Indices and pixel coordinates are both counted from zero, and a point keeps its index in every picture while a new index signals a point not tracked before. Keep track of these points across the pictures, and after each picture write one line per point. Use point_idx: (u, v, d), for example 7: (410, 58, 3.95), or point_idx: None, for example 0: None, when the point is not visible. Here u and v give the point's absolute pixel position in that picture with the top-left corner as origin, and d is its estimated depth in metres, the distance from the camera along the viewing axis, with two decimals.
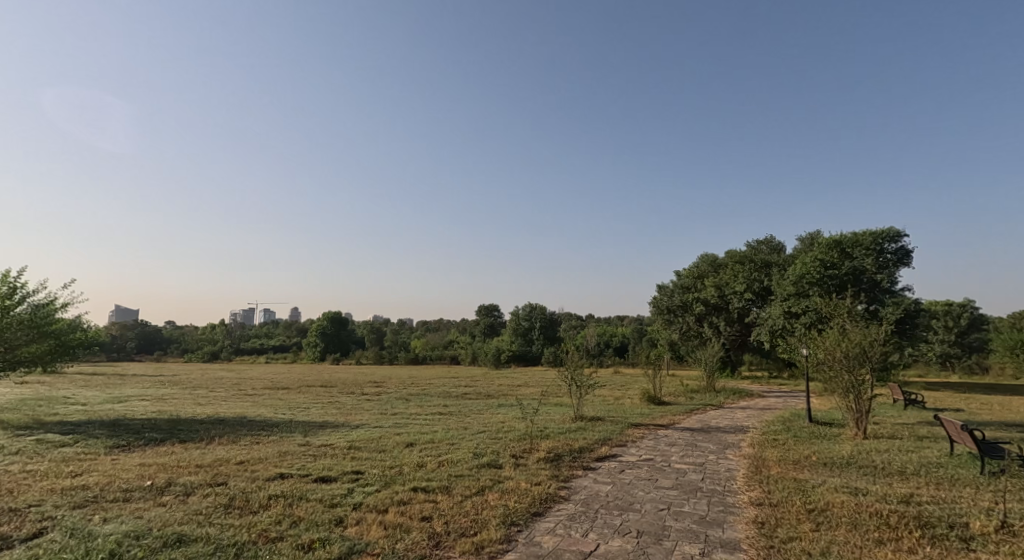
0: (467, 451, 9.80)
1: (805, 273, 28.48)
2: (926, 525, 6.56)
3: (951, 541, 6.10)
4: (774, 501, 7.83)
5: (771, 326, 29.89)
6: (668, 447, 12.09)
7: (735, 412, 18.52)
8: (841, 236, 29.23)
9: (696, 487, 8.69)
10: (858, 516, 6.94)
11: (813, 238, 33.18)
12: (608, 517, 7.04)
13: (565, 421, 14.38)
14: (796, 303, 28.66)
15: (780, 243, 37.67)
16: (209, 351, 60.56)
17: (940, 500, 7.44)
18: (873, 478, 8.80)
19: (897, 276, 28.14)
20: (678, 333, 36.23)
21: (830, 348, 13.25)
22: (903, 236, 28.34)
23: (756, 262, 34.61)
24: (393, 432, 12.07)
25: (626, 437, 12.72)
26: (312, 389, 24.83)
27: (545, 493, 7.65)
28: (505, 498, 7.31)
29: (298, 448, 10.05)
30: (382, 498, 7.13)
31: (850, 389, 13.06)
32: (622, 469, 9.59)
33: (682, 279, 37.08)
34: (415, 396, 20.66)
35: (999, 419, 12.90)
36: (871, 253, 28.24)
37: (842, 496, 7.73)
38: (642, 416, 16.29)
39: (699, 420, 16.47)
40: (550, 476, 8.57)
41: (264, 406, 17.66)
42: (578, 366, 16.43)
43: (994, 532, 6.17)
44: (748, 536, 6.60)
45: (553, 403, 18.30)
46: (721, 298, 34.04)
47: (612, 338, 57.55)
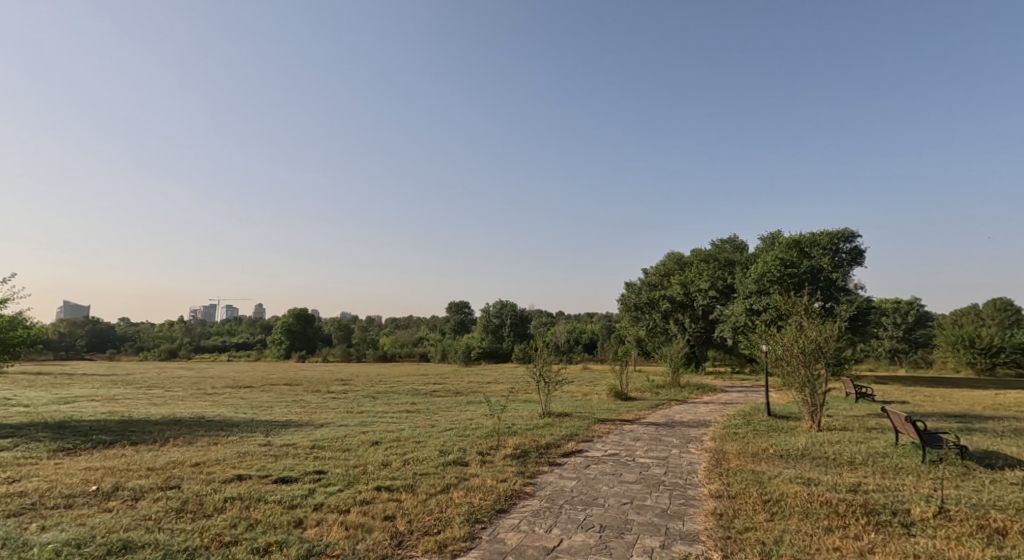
0: (433, 449, 9.74)
1: (766, 272, 29.35)
2: (871, 512, 6.85)
3: (894, 527, 6.38)
4: (733, 493, 8.03)
5: (734, 322, 30.69)
6: (632, 442, 12.29)
7: (698, 406, 18.94)
8: (800, 236, 30.22)
9: (659, 481, 8.86)
10: (810, 505, 7.20)
11: (774, 237, 34.17)
12: (572, 512, 7.11)
13: (533, 417, 14.47)
14: (757, 301, 29.47)
15: (744, 243, 38.62)
16: (167, 349, 58.46)
17: (886, 488, 7.78)
18: (825, 469, 9.15)
19: (851, 275, 29.23)
20: (645, 329, 36.81)
21: (788, 345, 13.70)
22: (858, 237, 29.49)
23: (720, 260, 35.43)
24: (358, 430, 11.93)
25: (592, 433, 12.89)
26: (276, 387, 24.32)
27: (511, 490, 7.66)
28: (471, 495, 7.29)
29: (258, 449, 9.79)
30: (344, 498, 7.03)
31: (807, 384, 13.50)
32: (587, 464, 9.71)
33: (649, 277, 37.66)
34: (383, 393, 20.42)
35: (942, 410, 13.58)
36: (828, 252, 29.29)
37: (795, 487, 8.00)
38: (608, 412, 16.52)
39: (664, 415, 16.80)
40: (516, 472, 8.60)
41: (224, 405, 17.18)
42: (546, 362, 16.53)
43: (933, 518, 6.48)
44: (707, 528, 6.76)
45: (521, 400, 18.37)
46: (686, 296, 34.80)
47: (582, 334, 58.15)
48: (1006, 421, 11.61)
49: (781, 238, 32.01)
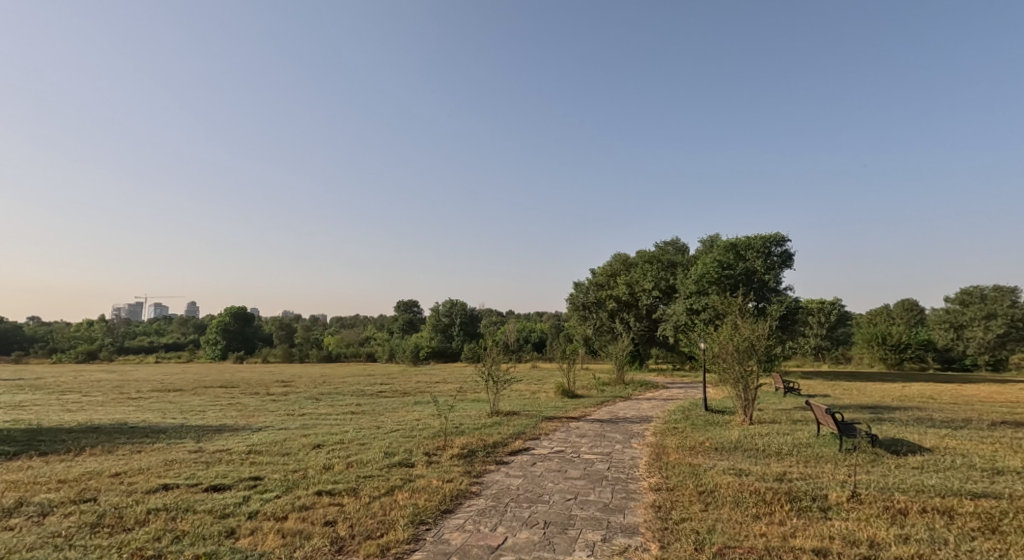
0: (378, 450, 9.63)
1: (705, 273, 30.64)
2: (794, 498, 7.31)
3: (813, 512, 6.84)
4: (672, 486, 8.36)
5: (675, 321, 31.78)
6: (577, 439, 12.54)
7: (641, 403, 19.54)
8: (736, 239, 31.67)
9: (602, 476, 9.12)
10: (740, 495, 7.60)
11: (713, 240, 35.66)
12: (517, 510, 7.20)
13: (481, 416, 14.48)
14: (696, 301, 30.64)
15: (686, 245, 40.07)
16: (86, 350, 54.64)
17: (807, 476, 8.32)
18: (755, 460, 9.68)
19: (782, 277, 30.90)
20: (592, 328, 37.52)
21: (723, 343, 14.39)
22: (787, 241, 31.26)
23: (663, 261, 36.63)
24: (298, 433, 11.60)
25: (539, 431, 13.08)
26: (210, 390, 23.23)
27: (457, 490, 7.68)
28: (416, 497, 7.26)
29: (188, 456, 9.37)
30: (282, 505, 6.84)
31: (741, 379, 14.17)
32: (533, 462, 9.86)
33: (596, 277, 38.40)
34: (327, 395, 19.92)
35: (859, 403, 14.62)
36: (761, 255, 30.87)
37: (728, 477, 8.42)
38: (555, 410, 16.78)
39: (608, 411, 17.23)
40: (462, 472, 8.62)
41: (151, 410, 16.26)
42: (494, 362, 16.59)
43: (847, 501, 6.99)
44: (645, 520, 7.01)
45: (469, 399, 18.36)
46: (631, 296, 35.78)
47: (531, 333, 58.60)
48: (913, 411, 12.64)
49: (719, 241, 33.47)
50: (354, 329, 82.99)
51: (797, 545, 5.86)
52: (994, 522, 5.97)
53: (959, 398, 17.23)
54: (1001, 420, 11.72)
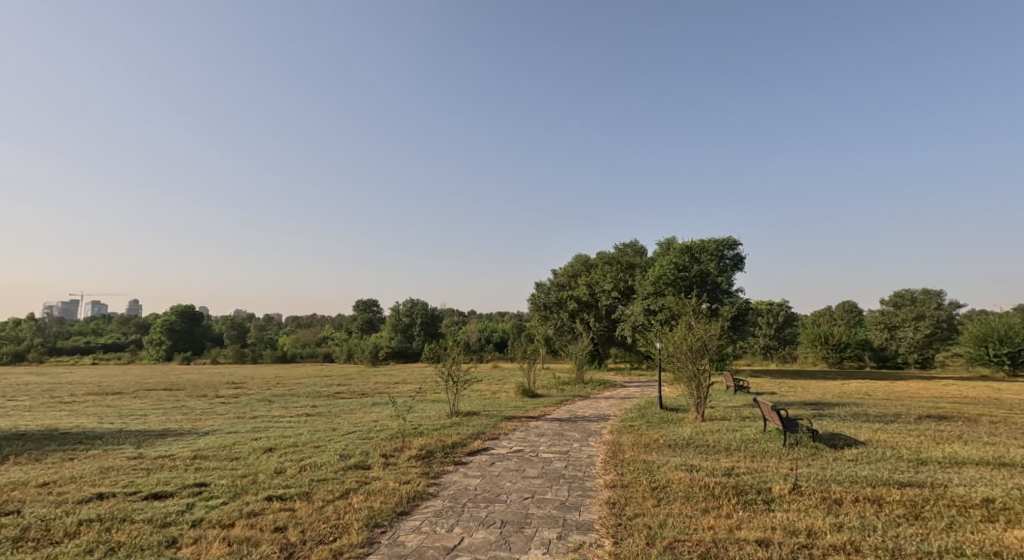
0: (333, 453, 9.45)
1: (662, 274, 31.42)
2: (741, 492, 7.59)
3: (758, 504, 7.12)
4: (626, 483, 8.54)
5: (632, 322, 32.38)
6: (536, 438, 12.64)
7: (599, 402, 19.86)
8: (691, 242, 32.58)
9: (559, 475, 9.23)
10: (691, 489, 7.84)
11: (670, 243, 36.59)
12: (475, 510, 7.21)
13: (440, 417, 14.39)
14: (654, 302, 31.32)
15: (644, 247, 40.94)
16: (13, 352, 51.30)
17: (754, 470, 8.66)
18: (705, 456, 10.00)
19: (733, 279, 31.99)
20: (553, 329, 37.80)
21: (678, 343, 14.76)
22: (739, 245, 32.42)
23: (623, 263, 37.36)
24: (249, 437, 11.26)
25: (498, 430, 13.12)
26: (153, 393, 22.18)
27: (415, 491, 7.62)
28: (372, 499, 7.17)
29: (127, 463, 8.96)
30: (228, 511, 6.63)
31: (694, 378, 14.57)
32: (491, 462, 9.89)
33: (558, 277, 38.71)
34: (281, 397, 19.39)
35: (803, 399, 15.32)
36: (714, 258, 31.90)
37: (680, 473, 8.66)
38: (515, 409, 16.87)
39: (567, 411, 17.43)
40: (420, 473, 8.55)
41: (87, 415, 15.44)
42: (454, 362, 16.51)
43: (789, 493, 7.32)
44: (600, 517, 7.14)
45: (429, 400, 18.21)
46: (591, 296, 36.29)
47: (493, 333, 58.58)
48: (850, 407, 13.33)
49: (675, 244, 34.37)
50: (310, 329, 81.04)
51: (743, 537, 6.08)
52: (918, 509, 6.36)
53: (892, 394, 18.31)
54: (929, 414, 12.50)
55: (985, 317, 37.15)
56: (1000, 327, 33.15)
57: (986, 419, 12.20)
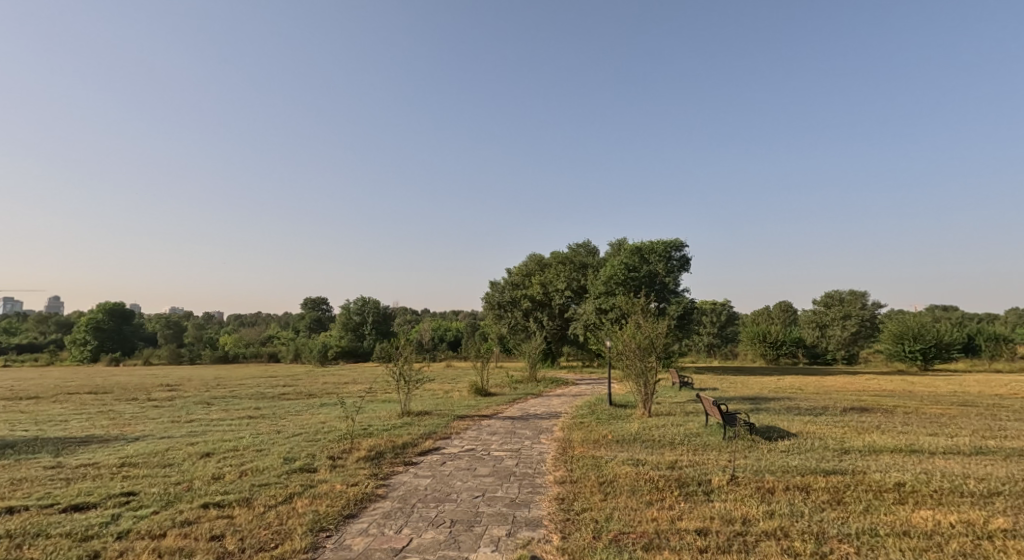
0: (277, 456, 9.20)
1: (613, 274, 32.11)
2: (683, 484, 7.89)
3: (698, 495, 7.41)
4: (575, 478, 8.70)
5: (585, 320, 32.89)
6: (489, 436, 12.70)
7: (551, 400, 20.12)
8: (640, 243, 33.42)
9: (510, 472, 9.32)
10: (637, 483, 8.08)
11: (620, 244, 37.41)
12: (424, 511, 7.19)
13: (390, 417, 14.22)
14: (605, 301, 31.93)
15: (596, 247, 41.65)
16: None
17: (696, 463, 9.01)
18: (651, 450, 10.32)
19: (680, 280, 33.05)
20: (507, 327, 37.89)
21: (626, 341, 15.14)
22: (685, 246, 33.51)
23: (576, 262, 37.92)
24: (184, 442, 10.78)
25: (450, 430, 13.09)
26: (78, 397, 20.79)
27: (362, 493, 7.52)
28: (317, 503, 7.02)
29: (46, 474, 8.41)
30: (159, 521, 6.36)
31: (641, 375, 14.98)
32: (442, 462, 9.85)
33: (512, 276, 38.87)
34: (222, 400, 18.63)
35: (742, 394, 16.06)
36: (662, 259, 32.84)
37: (626, 468, 8.90)
38: (467, 408, 16.85)
39: (519, 409, 17.58)
40: (368, 475, 8.44)
41: (2, 422, 14.33)
42: (406, 361, 16.32)
43: (727, 484, 7.65)
44: (549, 513, 7.26)
45: (379, 399, 17.91)
46: (545, 295, 36.64)
47: (446, 332, 58.26)
48: (784, 401, 14.06)
49: (625, 245, 35.19)
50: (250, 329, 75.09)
51: (683, 527, 6.33)
52: (841, 494, 6.80)
53: (822, 388, 19.42)
54: (853, 406, 13.36)
55: (903, 316, 39.95)
56: (915, 325, 35.76)
57: (903, 410, 13.15)
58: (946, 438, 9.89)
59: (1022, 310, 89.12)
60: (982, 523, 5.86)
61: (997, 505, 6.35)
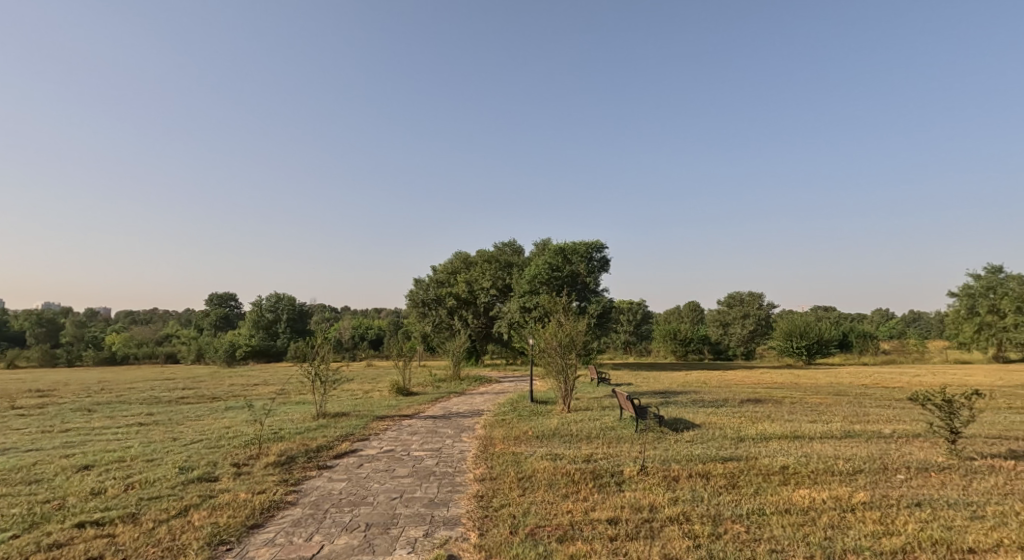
0: (173, 465, 8.57)
1: (537, 273, 32.64)
2: (597, 476, 8.19)
3: (611, 486, 7.72)
4: (495, 475, 8.78)
5: (509, 319, 33.19)
6: (409, 436, 12.52)
7: (474, 398, 20.16)
8: (564, 244, 34.19)
9: (430, 472, 9.25)
10: (554, 477, 8.29)
11: (545, 244, 38.12)
12: (337, 515, 6.98)
13: (304, 419, 13.66)
14: (529, 300, 32.39)
15: (521, 246, 42.17)
16: None
17: (609, 455, 9.38)
18: (568, 444, 10.62)
19: (600, 280, 34.19)
20: (431, 325, 37.43)
21: (548, 338, 15.45)
22: (606, 248, 34.68)
23: (501, 262, 38.21)
24: (59, 455, 9.76)
25: (369, 431, 12.78)
26: None
27: (269, 501, 7.17)
28: (217, 514, 6.62)
29: None
30: (21, 546, 5.75)
31: (562, 371, 15.33)
32: (359, 464, 9.60)
33: (436, 274, 38.48)
34: (108, 406, 16.99)
35: (654, 389, 16.91)
36: (584, 260, 33.82)
37: (545, 463, 9.11)
38: (388, 409, 16.51)
39: (442, 407, 17.46)
40: (277, 481, 8.06)
41: None
42: (322, 361, 15.70)
43: (637, 474, 8.03)
44: (467, 511, 7.28)
45: (292, 402, 17.11)
46: (470, 293, 36.61)
47: (367, 330, 56.74)
48: (691, 395, 14.95)
49: (549, 245, 35.91)
50: (139, 329, 65.07)
51: (596, 517, 6.56)
52: (735, 479, 7.34)
53: (725, 382, 20.82)
54: (750, 398, 14.44)
55: (792, 315, 43.65)
56: (801, 324, 39.13)
57: (789, 400, 14.40)
58: (823, 423, 10.93)
59: (886, 312, 100.76)
60: (848, 498, 6.55)
61: (862, 481, 7.12)
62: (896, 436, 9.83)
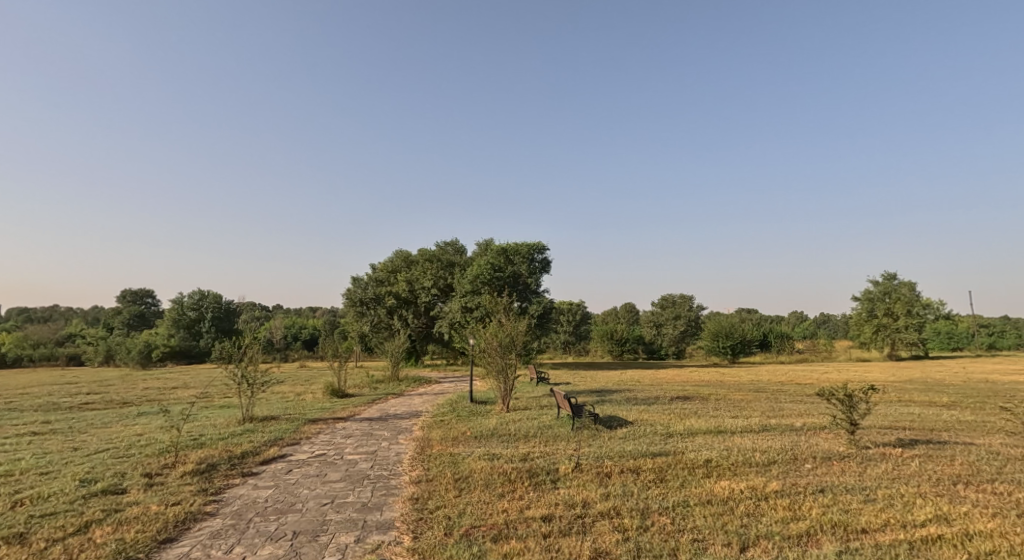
0: (73, 478, 7.84)
1: (479, 273, 32.54)
2: (534, 475, 8.20)
3: (546, 484, 7.74)
4: (431, 477, 8.61)
5: (450, 319, 32.90)
6: (343, 439, 12.11)
7: (412, 399, 19.80)
8: (506, 244, 34.23)
9: (363, 476, 8.94)
10: (491, 477, 8.22)
11: (488, 244, 38.05)
12: (261, 524, 6.61)
13: (228, 424, 12.92)
14: (470, 300, 32.24)
15: (464, 246, 41.94)
16: None
17: (545, 454, 9.42)
18: (506, 444, 10.59)
19: (541, 281, 34.53)
20: (369, 325, 36.53)
21: (488, 339, 15.39)
22: (547, 249, 35.06)
23: (443, 261, 37.83)
24: None
25: (300, 435, 12.26)
26: None
27: (184, 513, 6.69)
28: (123, 530, 6.10)
29: None
30: None
31: (501, 371, 15.29)
32: (288, 470, 9.16)
33: (376, 272, 37.61)
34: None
35: (590, 388, 17.20)
36: (526, 260, 34.02)
37: (482, 463, 9.03)
38: (321, 411, 15.91)
39: (379, 409, 17.03)
40: (195, 491, 7.55)
41: None
42: (250, 362, 14.93)
43: (572, 471, 8.10)
44: (400, 514, 7.08)
45: (217, 406, 16.16)
46: (411, 293, 36.04)
47: (301, 330, 54.68)
48: (625, 393, 15.31)
49: (491, 245, 35.89)
50: (35, 329, 58.04)
51: (530, 515, 6.54)
52: (664, 473, 7.54)
53: (658, 381, 21.50)
54: (680, 396, 14.95)
55: (716, 317, 45.72)
56: (727, 324, 40.97)
57: (714, 397, 15.04)
58: (743, 419, 11.47)
59: (802, 314, 107.62)
60: (765, 487, 6.87)
61: (776, 471, 7.50)
62: (806, 429, 10.45)
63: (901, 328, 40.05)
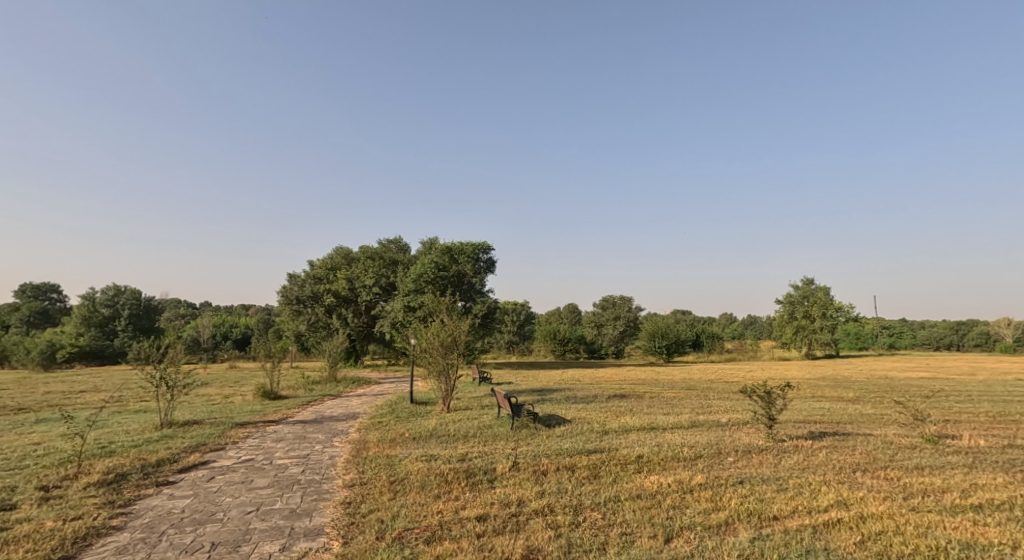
0: None
1: (423, 272, 32.14)
2: (470, 475, 8.15)
3: (483, 484, 7.72)
4: (365, 480, 8.41)
5: (392, 318, 32.24)
6: (274, 444, 11.61)
7: (350, 400, 19.28)
8: (451, 243, 33.94)
9: (294, 481, 8.61)
10: (427, 478, 8.11)
11: (432, 243, 37.65)
12: (176, 536, 6.24)
13: (144, 430, 12.10)
14: (414, 299, 31.74)
15: (406, 244, 41.32)
16: None
17: (484, 453, 9.40)
18: (444, 444, 10.49)
19: (485, 281, 34.48)
20: (306, 324, 35.22)
21: (430, 339, 15.16)
22: (492, 249, 35.06)
23: (385, 260, 37.15)
24: None
25: (225, 440, 11.66)
26: None
27: (84, 528, 6.19)
28: (9, 551, 5.58)
29: None
30: None
31: (443, 371, 15.10)
32: (210, 477, 8.69)
33: (315, 270, 36.35)
34: None
35: (530, 387, 17.36)
36: (470, 260, 33.89)
37: (418, 464, 8.89)
38: (250, 414, 15.18)
39: (314, 411, 16.48)
40: (101, 504, 7.01)
41: None
42: (171, 363, 14.02)
43: (509, 470, 8.12)
44: (332, 519, 6.86)
45: (130, 411, 15.06)
46: (351, 291, 35.08)
47: (232, 329, 52.08)
48: (564, 391, 15.52)
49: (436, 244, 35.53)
50: None
51: (464, 516, 6.50)
52: (597, 470, 7.70)
53: (598, 380, 21.99)
54: (617, 394, 15.31)
55: (653, 318, 47.30)
56: (663, 325, 42.46)
57: (649, 395, 15.52)
58: (674, 415, 11.87)
59: (731, 316, 113.16)
60: (689, 480, 7.13)
61: (701, 464, 7.84)
62: (731, 424, 10.95)
63: (817, 329, 42.89)
